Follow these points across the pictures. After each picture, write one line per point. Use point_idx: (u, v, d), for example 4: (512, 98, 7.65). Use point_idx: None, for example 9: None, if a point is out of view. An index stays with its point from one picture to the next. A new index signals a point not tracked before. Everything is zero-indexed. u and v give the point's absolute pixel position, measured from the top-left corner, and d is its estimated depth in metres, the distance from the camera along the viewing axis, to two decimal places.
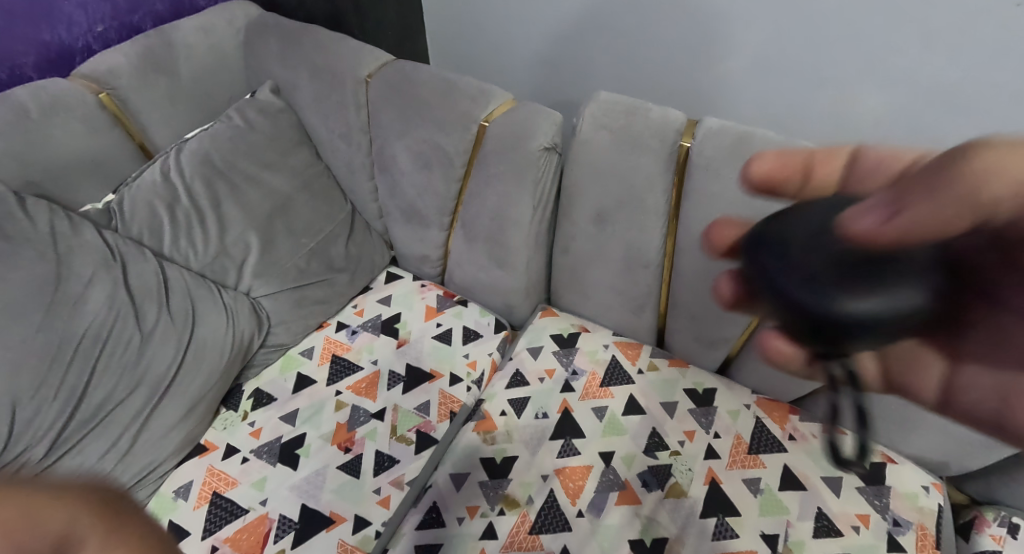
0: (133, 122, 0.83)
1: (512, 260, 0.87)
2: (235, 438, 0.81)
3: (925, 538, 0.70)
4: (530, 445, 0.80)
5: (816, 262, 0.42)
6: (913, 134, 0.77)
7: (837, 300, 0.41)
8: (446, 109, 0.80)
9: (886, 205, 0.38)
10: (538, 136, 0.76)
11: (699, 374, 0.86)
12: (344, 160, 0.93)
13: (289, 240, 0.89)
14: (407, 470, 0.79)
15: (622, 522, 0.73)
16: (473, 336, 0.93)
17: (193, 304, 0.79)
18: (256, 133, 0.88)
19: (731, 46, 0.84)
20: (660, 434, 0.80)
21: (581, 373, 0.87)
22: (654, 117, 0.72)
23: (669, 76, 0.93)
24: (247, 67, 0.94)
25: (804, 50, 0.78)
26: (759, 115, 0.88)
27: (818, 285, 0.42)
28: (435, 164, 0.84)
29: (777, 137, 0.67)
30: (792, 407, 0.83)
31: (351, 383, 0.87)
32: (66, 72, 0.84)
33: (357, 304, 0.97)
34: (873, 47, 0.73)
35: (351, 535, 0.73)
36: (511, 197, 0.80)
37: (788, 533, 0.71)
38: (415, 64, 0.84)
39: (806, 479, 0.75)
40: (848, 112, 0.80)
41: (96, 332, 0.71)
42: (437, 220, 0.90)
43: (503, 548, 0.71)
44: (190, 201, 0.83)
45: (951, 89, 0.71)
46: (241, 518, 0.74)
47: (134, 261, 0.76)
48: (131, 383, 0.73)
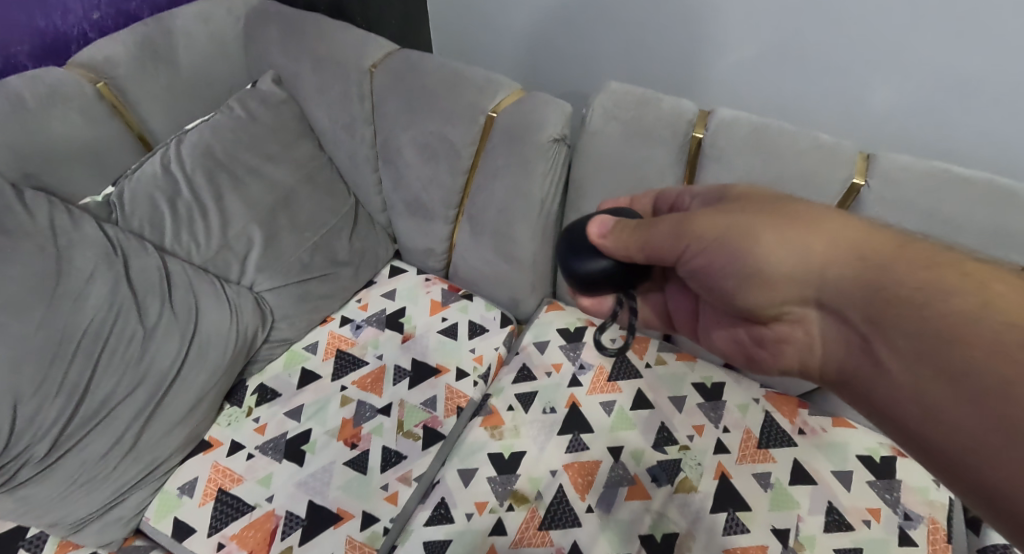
0: (132, 112, 0.82)
1: (519, 253, 0.86)
2: (240, 434, 0.80)
3: (936, 531, 0.69)
4: (538, 440, 0.79)
5: (602, 229, 0.57)
6: (926, 124, 0.76)
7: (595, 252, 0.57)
8: (452, 100, 0.79)
9: (653, 232, 0.52)
10: (547, 127, 0.74)
11: (707, 368, 0.86)
12: (348, 151, 0.92)
13: (292, 233, 0.88)
14: (414, 465, 0.78)
15: (632, 517, 0.72)
16: (479, 330, 0.92)
17: (196, 299, 0.78)
18: (259, 124, 0.86)
19: (740, 35, 0.82)
20: (668, 428, 0.80)
21: (588, 367, 0.86)
22: (665, 107, 0.71)
23: (676, 66, 0.91)
24: (247, 57, 0.92)
25: (817, 39, 0.77)
26: (769, 105, 0.87)
27: (583, 247, 0.58)
28: (441, 155, 0.82)
29: (791, 128, 0.67)
30: (801, 401, 0.82)
31: (357, 377, 0.86)
32: (61, 60, 0.82)
33: (361, 298, 0.96)
34: (886, 36, 0.72)
35: (359, 532, 0.72)
36: (519, 189, 0.79)
37: (799, 527, 0.70)
38: (420, 53, 0.83)
39: (817, 473, 0.74)
40: (860, 102, 0.79)
41: (98, 328, 0.70)
42: (443, 213, 0.89)
43: (513, 544, 0.70)
44: (192, 194, 0.81)
45: (966, 78, 0.70)
46: (248, 515, 0.73)
47: (135, 255, 0.75)
48: (134, 379, 0.72)
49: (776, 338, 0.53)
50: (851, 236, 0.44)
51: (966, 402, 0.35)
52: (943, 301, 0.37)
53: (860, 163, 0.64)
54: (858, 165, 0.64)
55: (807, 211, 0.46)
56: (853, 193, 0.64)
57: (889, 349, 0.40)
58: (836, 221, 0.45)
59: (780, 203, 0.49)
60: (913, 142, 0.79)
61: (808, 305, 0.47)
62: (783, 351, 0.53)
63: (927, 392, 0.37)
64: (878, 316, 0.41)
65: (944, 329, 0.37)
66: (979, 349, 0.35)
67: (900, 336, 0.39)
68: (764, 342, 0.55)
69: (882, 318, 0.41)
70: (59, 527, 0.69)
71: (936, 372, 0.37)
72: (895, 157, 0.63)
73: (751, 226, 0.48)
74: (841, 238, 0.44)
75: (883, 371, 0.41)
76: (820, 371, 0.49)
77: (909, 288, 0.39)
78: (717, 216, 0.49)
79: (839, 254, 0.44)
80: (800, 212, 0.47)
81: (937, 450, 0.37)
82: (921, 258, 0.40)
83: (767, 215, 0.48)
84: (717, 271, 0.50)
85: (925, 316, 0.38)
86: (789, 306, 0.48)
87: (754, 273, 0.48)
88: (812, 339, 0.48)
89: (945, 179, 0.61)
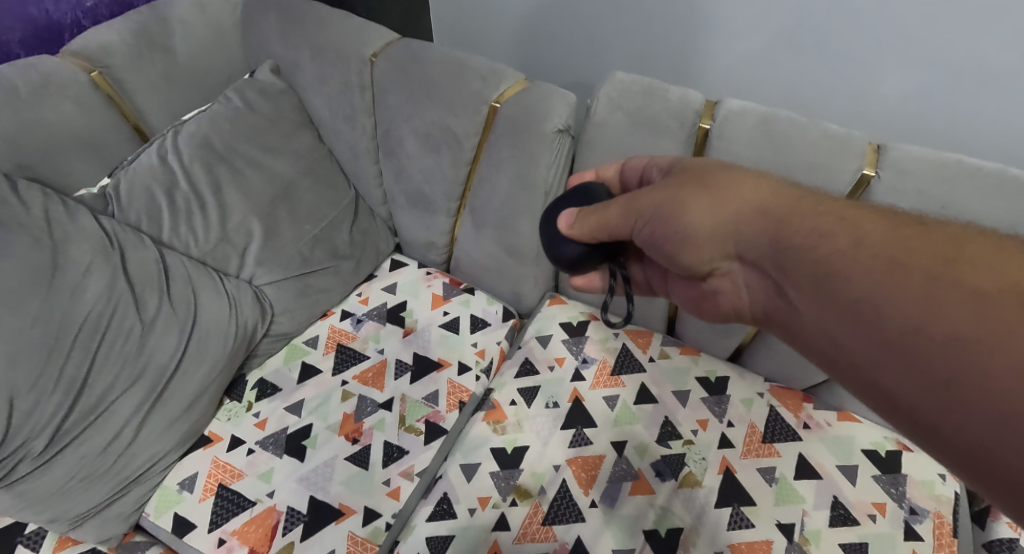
0: (127, 103, 0.80)
1: (522, 246, 0.85)
2: (240, 429, 0.79)
3: (942, 526, 0.69)
4: (541, 435, 0.79)
5: (571, 217, 0.60)
6: (937, 114, 0.75)
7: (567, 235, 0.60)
8: (455, 90, 0.77)
9: (603, 215, 0.56)
10: (552, 118, 0.73)
11: (711, 362, 0.85)
12: (348, 143, 0.90)
13: (292, 226, 0.87)
14: (417, 460, 0.77)
15: (636, 512, 0.72)
16: (481, 324, 0.91)
17: (195, 293, 0.77)
18: (257, 115, 0.85)
19: (747, 23, 0.81)
20: (672, 423, 0.79)
21: (591, 361, 0.85)
22: (672, 97, 0.70)
23: (682, 54, 0.90)
24: (245, 46, 0.90)
25: (826, 28, 0.76)
26: (775, 95, 0.86)
27: (559, 237, 0.60)
28: (443, 147, 0.81)
29: (801, 118, 0.66)
30: (806, 395, 0.82)
31: (358, 372, 0.85)
32: (54, 49, 0.80)
33: (361, 292, 0.95)
34: (897, 23, 0.71)
35: (361, 527, 0.71)
36: (522, 181, 0.78)
37: (804, 522, 0.70)
38: (422, 42, 0.81)
39: (822, 468, 0.74)
40: (870, 91, 0.78)
41: (96, 322, 0.68)
42: (445, 206, 0.88)
43: (516, 540, 0.70)
44: (190, 186, 0.80)
45: (979, 67, 0.69)
46: (249, 510, 0.72)
47: (133, 247, 0.73)
48: (133, 374, 0.71)
49: (708, 292, 0.57)
50: (758, 197, 0.48)
51: (868, 329, 0.39)
52: (837, 244, 0.42)
53: (870, 155, 0.63)
54: (869, 157, 0.63)
55: (722, 180, 0.50)
56: (863, 184, 0.63)
57: (798, 289, 0.45)
58: (745, 184, 0.49)
59: (698, 172, 0.52)
60: (923, 132, 0.77)
61: (730, 260, 0.51)
62: (717, 302, 0.56)
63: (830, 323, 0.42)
64: (788, 263, 0.45)
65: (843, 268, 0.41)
66: (871, 283, 0.40)
67: (805, 281, 0.44)
68: (700, 297, 0.59)
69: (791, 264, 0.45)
70: (58, 523, 0.68)
71: (836, 304, 0.41)
72: (906, 148, 0.62)
73: (680, 196, 0.51)
74: (749, 200, 0.48)
75: (796, 310, 0.46)
76: (748, 316, 0.53)
77: (810, 236, 0.44)
78: (653, 192, 0.53)
79: (751, 214, 0.48)
80: (717, 181, 0.51)
81: (847, 372, 0.41)
82: (816, 210, 0.45)
83: (689, 186, 0.51)
84: (657, 241, 0.53)
85: (827, 258, 0.42)
86: (714, 262, 0.52)
87: (685, 241, 0.51)
88: (738, 290, 0.52)
89: (958, 170, 0.60)
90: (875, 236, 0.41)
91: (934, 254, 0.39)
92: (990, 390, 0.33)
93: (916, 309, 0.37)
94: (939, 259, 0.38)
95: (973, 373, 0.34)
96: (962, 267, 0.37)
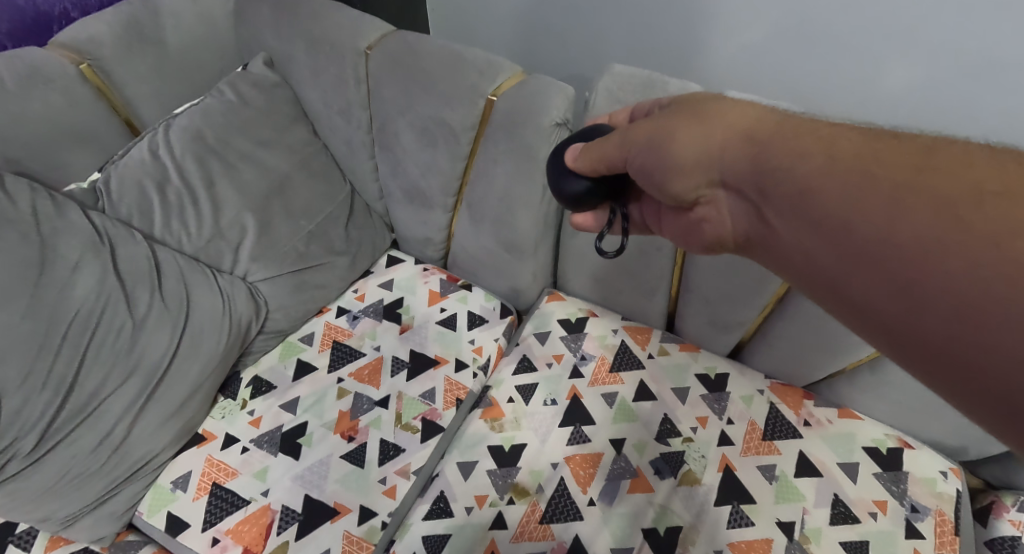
0: (118, 96, 0.79)
1: (519, 242, 0.84)
2: (235, 427, 0.78)
3: (943, 524, 0.68)
4: (539, 432, 0.78)
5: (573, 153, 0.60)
6: (943, 106, 0.73)
7: (571, 172, 0.60)
8: (451, 83, 0.76)
9: (603, 147, 0.56)
10: (550, 111, 0.72)
11: (711, 358, 0.84)
12: (343, 137, 0.89)
13: (287, 221, 0.85)
14: (413, 458, 0.77)
15: (635, 510, 0.71)
16: (478, 321, 0.90)
17: (187, 289, 0.76)
18: (250, 109, 0.84)
19: (750, 13, 0.80)
20: (672, 420, 0.78)
21: (590, 358, 0.85)
22: (672, 90, 0.68)
23: (683, 46, 0.89)
24: (238, 38, 0.89)
25: (828, 18, 0.75)
26: (777, 86, 0.85)
27: (564, 171, 0.61)
28: (439, 141, 0.80)
29: (804, 111, 0.64)
30: (807, 392, 0.81)
31: (354, 369, 0.84)
32: (42, 40, 0.79)
33: (357, 288, 0.94)
34: (903, 14, 0.69)
35: (357, 526, 0.71)
36: (520, 176, 0.77)
37: (804, 520, 0.69)
38: (418, 34, 0.80)
39: (823, 466, 0.73)
40: (874, 84, 0.77)
41: (85, 319, 0.67)
42: (441, 201, 0.87)
43: (514, 538, 0.69)
44: (182, 181, 0.79)
45: (985, 59, 0.68)
46: (243, 509, 0.71)
47: (123, 243, 0.72)
48: (125, 371, 0.70)
49: (694, 223, 0.55)
50: (741, 120, 0.46)
51: (842, 243, 0.38)
52: (814, 159, 0.40)
53: None
54: None
55: (709, 108, 0.49)
56: None
57: (777, 209, 0.43)
58: (730, 109, 0.48)
59: (686, 104, 0.51)
60: (928, 125, 0.76)
61: (714, 187, 0.49)
62: (704, 232, 0.55)
63: (808, 240, 0.41)
64: (767, 184, 0.43)
65: (819, 182, 0.40)
66: (844, 195, 0.38)
67: (785, 200, 0.42)
68: (688, 232, 0.57)
69: (770, 185, 0.43)
70: (50, 522, 0.67)
71: (813, 219, 0.40)
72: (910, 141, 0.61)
73: (669, 125, 0.50)
74: (732, 125, 0.47)
75: (778, 231, 0.44)
76: (734, 244, 0.52)
77: (788, 155, 0.42)
78: (645, 125, 0.52)
79: (734, 138, 0.46)
80: (703, 110, 0.49)
81: (825, 285, 0.41)
82: (797, 128, 0.43)
83: (676, 117, 0.50)
84: (649, 171, 0.52)
85: (804, 175, 0.41)
86: (699, 192, 0.50)
87: (672, 168, 0.50)
88: (723, 219, 0.51)
89: None
90: (853, 148, 0.39)
91: (905, 160, 0.37)
92: (961, 289, 0.32)
93: (889, 217, 0.36)
94: (915, 166, 0.36)
95: (945, 282, 0.33)
96: (936, 172, 0.35)
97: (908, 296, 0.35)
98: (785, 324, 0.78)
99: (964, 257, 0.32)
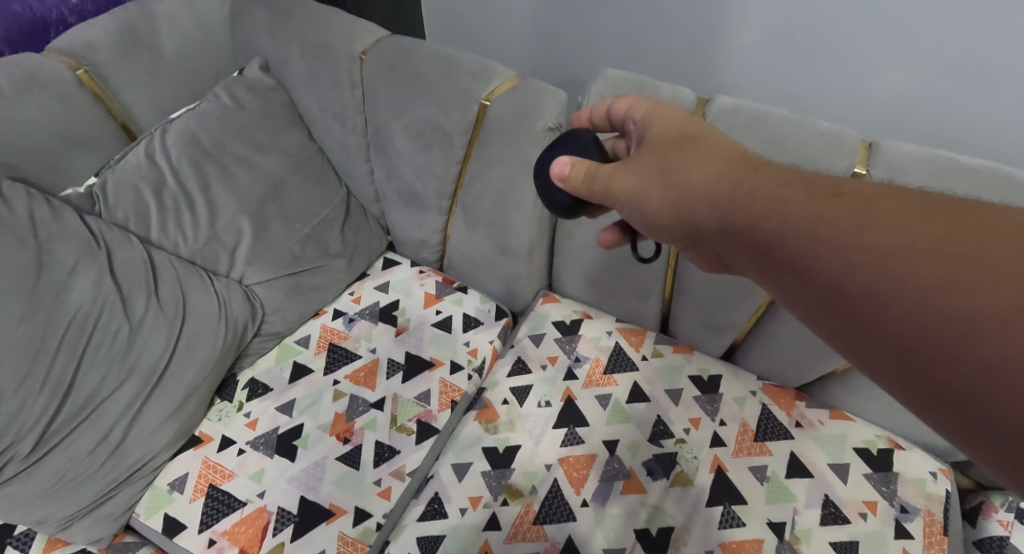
0: (114, 101, 0.79)
1: (514, 244, 0.84)
2: (231, 429, 0.79)
3: (932, 524, 0.69)
4: (533, 434, 0.79)
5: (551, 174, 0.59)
6: (934, 109, 0.74)
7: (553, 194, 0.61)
8: (445, 87, 0.76)
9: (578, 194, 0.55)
10: (543, 115, 0.73)
11: (704, 360, 0.85)
12: (339, 140, 0.90)
13: (282, 224, 0.86)
14: (408, 460, 0.77)
15: (628, 511, 0.72)
16: (474, 323, 0.91)
17: (183, 292, 0.76)
18: (246, 112, 0.84)
19: (740, 19, 0.80)
20: (665, 422, 0.79)
21: (584, 360, 0.85)
22: (663, 94, 0.69)
23: (676, 49, 0.89)
24: (234, 43, 0.89)
25: (818, 24, 0.75)
26: (769, 90, 0.85)
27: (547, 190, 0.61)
28: (434, 145, 0.81)
29: (793, 115, 0.65)
30: (799, 394, 0.82)
31: (350, 371, 0.85)
32: (39, 46, 0.79)
33: (354, 291, 0.94)
34: (893, 18, 0.70)
35: (352, 527, 0.71)
36: (514, 179, 0.77)
37: (795, 520, 0.70)
38: (412, 38, 0.80)
39: (814, 466, 0.74)
40: (865, 87, 0.78)
41: (82, 322, 0.68)
42: (437, 204, 0.88)
43: (507, 539, 0.70)
44: (178, 185, 0.79)
45: (974, 64, 0.68)
46: (239, 511, 0.72)
47: (120, 247, 0.73)
48: (121, 374, 0.70)
49: (680, 254, 0.56)
50: (707, 171, 0.46)
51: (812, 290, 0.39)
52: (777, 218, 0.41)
53: (861, 152, 0.62)
54: (860, 155, 0.62)
55: (672, 160, 0.48)
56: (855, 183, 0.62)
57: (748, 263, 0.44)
58: (692, 158, 0.47)
59: (648, 152, 0.50)
60: (919, 128, 0.77)
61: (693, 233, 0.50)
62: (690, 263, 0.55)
63: (780, 292, 0.42)
64: (736, 239, 0.44)
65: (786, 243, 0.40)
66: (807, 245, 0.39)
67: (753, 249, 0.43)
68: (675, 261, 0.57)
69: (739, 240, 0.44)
70: (47, 524, 0.67)
71: (783, 268, 0.41)
72: (898, 145, 0.62)
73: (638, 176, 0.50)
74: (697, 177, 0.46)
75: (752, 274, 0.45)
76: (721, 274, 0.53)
77: (753, 212, 0.42)
78: (619, 176, 0.51)
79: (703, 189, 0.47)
80: (666, 162, 0.48)
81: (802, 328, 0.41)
82: (757, 180, 0.43)
83: (644, 170, 0.49)
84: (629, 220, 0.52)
85: (770, 233, 0.41)
86: (679, 236, 0.51)
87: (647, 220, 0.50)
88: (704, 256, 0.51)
89: (950, 167, 0.60)
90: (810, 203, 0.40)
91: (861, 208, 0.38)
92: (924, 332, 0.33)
93: (852, 276, 0.36)
94: (871, 221, 0.37)
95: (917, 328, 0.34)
96: (891, 230, 0.36)
97: (874, 345, 0.36)
98: (777, 325, 0.78)
99: (925, 316, 0.33)
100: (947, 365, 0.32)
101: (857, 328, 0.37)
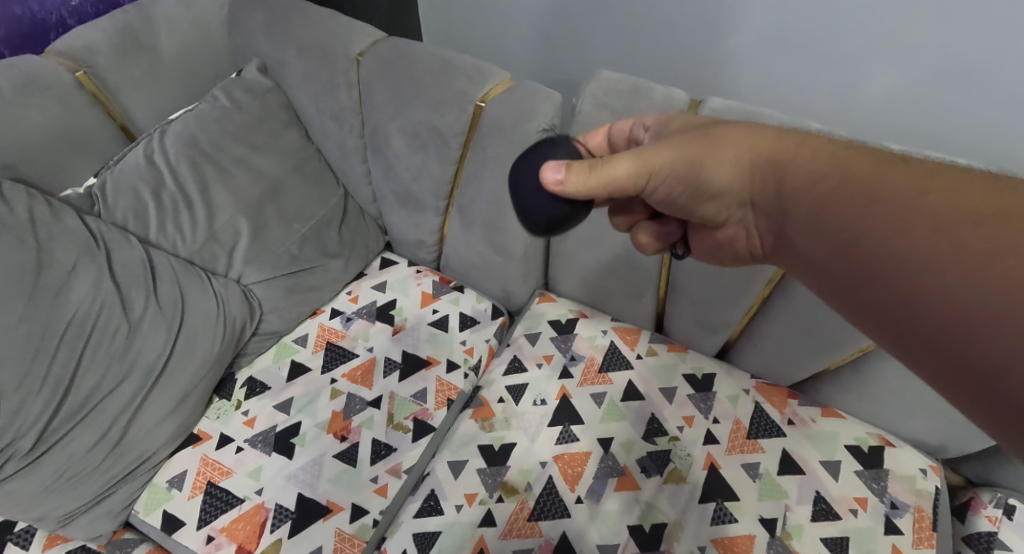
0: (113, 102, 0.80)
1: (509, 244, 0.85)
2: (229, 427, 0.80)
3: (922, 520, 0.70)
4: (528, 432, 0.79)
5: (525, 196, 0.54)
6: (925, 111, 0.75)
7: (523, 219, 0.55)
8: (440, 89, 0.77)
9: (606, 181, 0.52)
10: (537, 117, 0.73)
11: (698, 359, 0.86)
12: (336, 141, 0.91)
13: (280, 225, 0.87)
14: (405, 457, 0.78)
15: (621, 508, 0.73)
16: (470, 322, 0.92)
17: (182, 292, 0.77)
18: (244, 114, 0.85)
19: (734, 21, 0.81)
20: (659, 420, 0.80)
21: (579, 359, 0.86)
22: (656, 96, 0.70)
23: (670, 51, 0.90)
24: (232, 45, 0.90)
25: (810, 26, 0.76)
26: (762, 92, 0.86)
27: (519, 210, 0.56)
28: (430, 146, 0.81)
29: (784, 117, 0.66)
30: (791, 392, 0.82)
31: (347, 370, 0.85)
32: (39, 48, 0.80)
33: (351, 290, 0.95)
34: (883, 22, 0.71)
35: (349, 524, 0.72)
36: (509, 180, 0.78)
37: (787, 517, 0.71)
38: (408, 40, 0.81)
39: (805, 463, 0.75)
40: (856, 89, 0.78)
41: (81, 322, 0.69)
42: (433, 205, 0.88)
43: (502, 536, 0.71)
44: (176, 186, 0.80)
45: (963, 66, 0.69)
46: (237, 508, 0.72)
47: (118, 247, 0.74)
48: (120, 373, 0.71)
49: (721, 240, 0.58)
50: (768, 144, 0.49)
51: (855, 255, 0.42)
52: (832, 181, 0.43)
53: None
54: None
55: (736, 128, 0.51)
56: None
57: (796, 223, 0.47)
58: (754, 131, 0.50)
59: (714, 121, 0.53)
60: (911, 130, 0.77)
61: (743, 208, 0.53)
62: (732, 248, 0.58)
63: (824, 255, 0.44)
64: (790, 203, 0.47)
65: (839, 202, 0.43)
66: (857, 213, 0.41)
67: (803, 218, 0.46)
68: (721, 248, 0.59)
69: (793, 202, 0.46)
70: (47, 521, 0.68)
71: (830, 236, 0.43)
72: (887, 146, 0.62)
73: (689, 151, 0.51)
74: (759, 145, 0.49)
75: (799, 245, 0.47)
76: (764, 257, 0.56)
77: (810, 177, 0.45)
78: (662, 150, 0.50)
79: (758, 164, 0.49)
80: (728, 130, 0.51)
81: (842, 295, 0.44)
82: (819, 150, 0.46)
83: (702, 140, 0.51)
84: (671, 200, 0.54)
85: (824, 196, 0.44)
86: (729, 211, 0.54)
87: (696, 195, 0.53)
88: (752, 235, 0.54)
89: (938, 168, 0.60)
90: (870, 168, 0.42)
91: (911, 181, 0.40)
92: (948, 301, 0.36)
93: (895, 243, 0.39)
94: (926, 191, 0.39)
95: (939, 296, 0.36)
96: (945, 198, 0.38)
97: (904, 310, 0.39)
98: (769, 325, 0.79)
99: (958, 280, 0.35)
100: (966, 330, 0.35)
101: (893, 284, 0.39)
